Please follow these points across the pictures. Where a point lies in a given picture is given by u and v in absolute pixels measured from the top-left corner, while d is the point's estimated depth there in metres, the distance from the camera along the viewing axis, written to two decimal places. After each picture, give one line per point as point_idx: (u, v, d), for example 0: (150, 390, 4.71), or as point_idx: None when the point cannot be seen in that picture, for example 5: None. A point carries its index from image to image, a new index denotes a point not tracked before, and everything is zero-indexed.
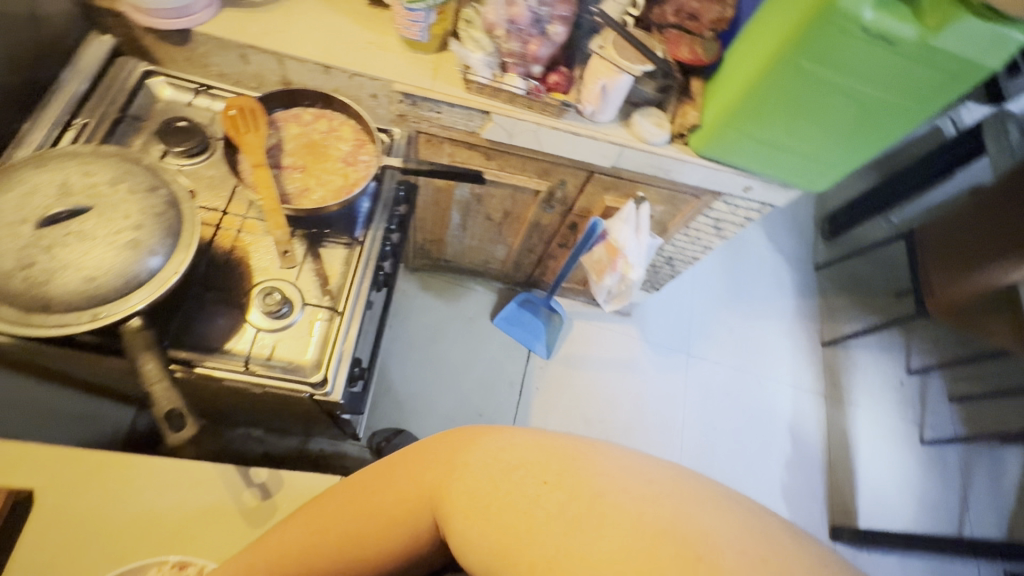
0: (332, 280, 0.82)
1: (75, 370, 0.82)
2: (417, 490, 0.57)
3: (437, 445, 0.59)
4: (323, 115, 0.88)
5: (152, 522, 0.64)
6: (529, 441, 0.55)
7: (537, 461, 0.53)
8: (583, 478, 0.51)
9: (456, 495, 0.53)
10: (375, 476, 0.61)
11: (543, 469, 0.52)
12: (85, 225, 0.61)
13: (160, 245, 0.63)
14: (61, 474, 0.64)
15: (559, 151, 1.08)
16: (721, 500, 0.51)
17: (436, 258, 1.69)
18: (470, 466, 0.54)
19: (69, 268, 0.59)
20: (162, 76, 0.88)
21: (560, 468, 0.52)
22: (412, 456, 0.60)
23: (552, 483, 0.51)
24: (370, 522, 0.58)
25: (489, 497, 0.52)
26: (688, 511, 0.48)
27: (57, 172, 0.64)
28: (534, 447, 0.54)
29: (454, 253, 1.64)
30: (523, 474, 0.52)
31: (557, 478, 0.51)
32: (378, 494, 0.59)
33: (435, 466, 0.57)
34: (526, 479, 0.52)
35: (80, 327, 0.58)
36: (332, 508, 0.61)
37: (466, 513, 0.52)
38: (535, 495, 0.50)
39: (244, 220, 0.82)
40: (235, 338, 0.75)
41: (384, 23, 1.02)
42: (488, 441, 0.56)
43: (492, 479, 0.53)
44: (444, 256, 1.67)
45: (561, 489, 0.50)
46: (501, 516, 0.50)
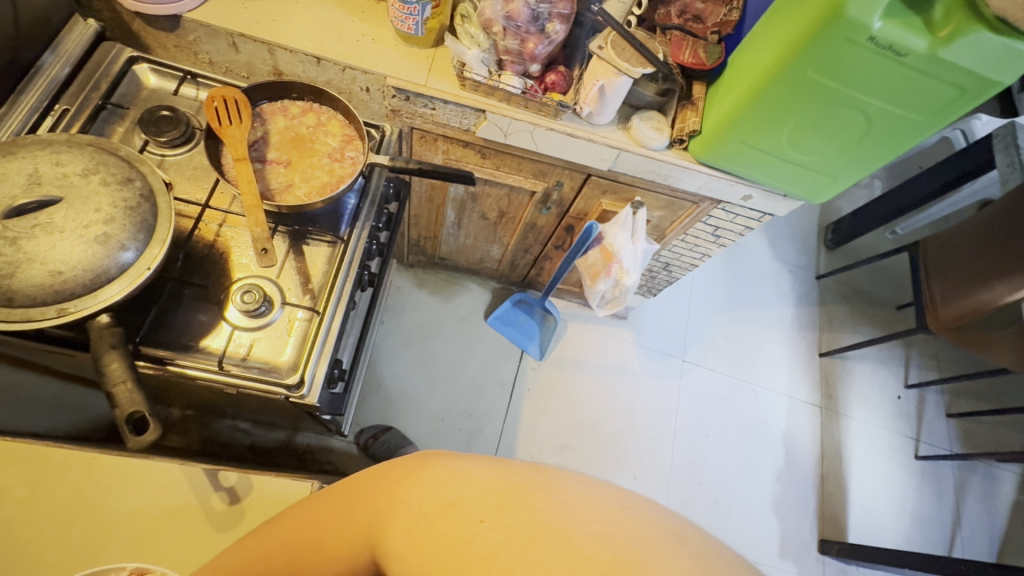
0: (314, 279, 0.80)
1: (47, 361, 0.80)
2: (359, 524, 0.51)
3: (385, 476, 0.54)
4: (310, 109, 0.85)
5: (118, 523, 0.63)
6: (477, 475, 0.48)
7: (481, 496, 0.45)
8: (529, 511, 0.43)
9: (391, 530, 0.46)
10: (322, 508, 0.56)
11: (485, 504, 0.44)
12: (54, 218, 0.59)
13: (131, 239, 0.61)
14: (23, 471, 0.62)
15: (555, 153, 1.06)
16: (693, 545, 0.42)
17: (431, 255, 1.67)
18: (410, 501, 0.47)
19: (35, 262, 0.57)
20: (147, 63, 0.86)
21: (506, 502, 0.44)
22: (358, 487, 0.55)
23: (491, 521, 0.42)
24: (311, 551, 0.53)
25: (423, 537, 0.44)
26: (649, 556, 0.39)
27: (27, 161, 0.61)
28: (482, 481, 0.47)
29: (449, 251, 1.62)
30: (463, 508, 0.44)
31: (499, 514, 0.43)
32: (324, 525, 0.54)
33: (376, 497, 0.51)
34: (465, 516, 0.43)
35: (52, 321, 0.57)
36: (278, 532, 0.57)
37: (399, 559, 0.44)
38: (472, 533, 0.42)
39: (226, 214, 0.80)
40: (210, 335, 0.73)
41: (379, 15, 0.99)
42: (433, 473, 0.49)
43: (429, 516, 0.45)
44: (438, 253, 1.65)
45: (502, 524, 0.42)
46: (433, 561, 0.41)
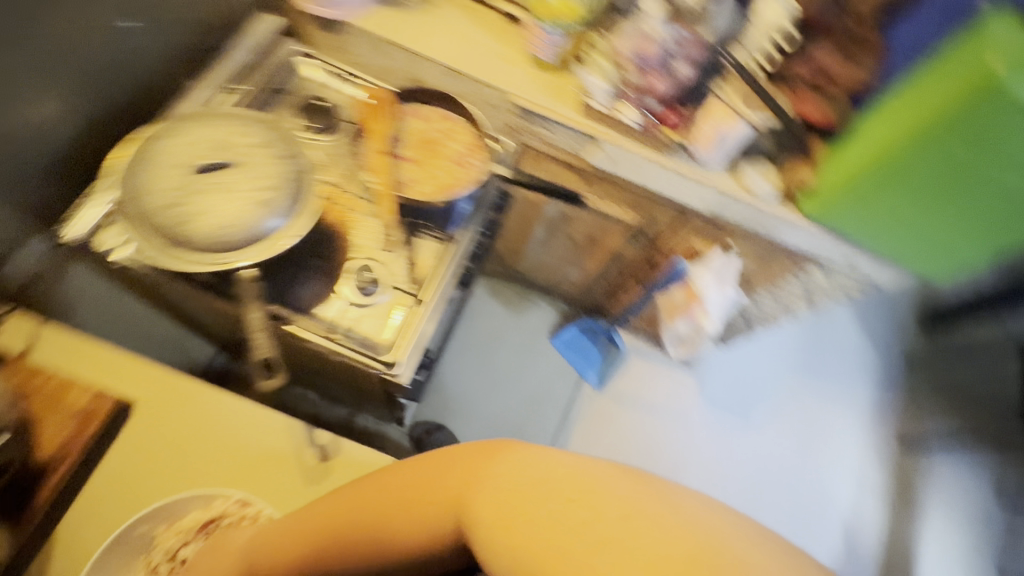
0: (420, 269, 0.86)
1: (182, 303, 0.90)
2: (439, 499, 0.52)
3: (458, 455, 0.54)
4: (443, 115, 0.93)
5: (227, 456, 0.74)
6: (558, 456, 0.50)
7: (570, 477, 0.47)
8: (619, 493, 0.46)
9: (481, 507, 0.48)
10: (392, 478, 0.57)
11: (576, 484, 0.47)
12: (230, 179, 0.69)
13: (281, 208, 0.69)
14: (165, 398, 0.76)
15: (659, 190, 1.06)
16: (767, 538, 0.45)
17: (510, 267, 1.72)
18: (497, 481, 0.49)
19: (207, 216, 0.67)
20: (312, 59, 0.97)
21: (593, 484, 0.47)
22: (429, 461, 0.56)
23: (577, 501, 0.45)
24: (390, 523, 0.54)
25: (514, 510, 0.46)
26: (730, 548, 0.42)
27: (222, 130, 0.73)
28: (566, 463, 0.49)
29: (528, 267, 1.66)
30: (554, 487, 0.47)
31: (588, 494, 0.46)
32: (397, 496, 0.55)
33: (457, 475, 0.52)
34: (557, 495, 0.46)
35: (206, 268, 0.66)
36: (352, 494, 0.58)
37: (493, 534, 0.46)
38: (567, 511, 0.45)
39: (355, 199, 0.87)
40: (323, 305, 0.80)
41: (515, 40, 1.06)
42: (514, 456, 0.51)
43: (518, 490, 0.48)
44: (517, 267, 1.70)
45: (596, 502, 0.45)
46: (535, 536, 0.44)
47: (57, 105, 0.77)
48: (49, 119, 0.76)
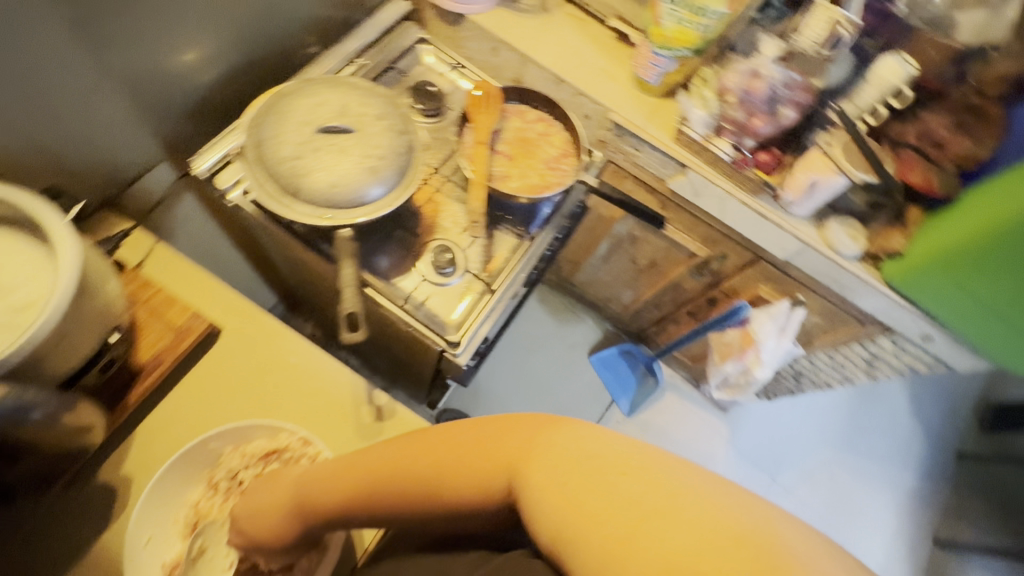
0: (495, 259, 0.89)
1: (270, 250, 0.96)
2: (479, 473, 0.46)
3: (500, 424, 0.48)
4: (543, 118, 0.96)
5: (286, 397, 0.71)
6: (612, 433, 0.44)
7: (628, 455, 0.41)
8: (681, 473, 0.40)
9: (536, 472, 0.43)
10: (422, 440, 0.51)
11: (631, 464, 0.40)
12: (346, 143, 0.73)
13: (387, 179, 0.73)
14: (240, 325, 0.74)
15: (737, 226, 1.07)
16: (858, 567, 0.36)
17: (563, 278, 1.73)
18: (544, 463, 0.43)
19: (321, 173, 0.71)
20: (431, 45, 1.02)
21: (650, 461, 0.41)
22: (464, 427, 0.50)
23: (635, 477, 0.39)
24: (427, 490, 0.49)
25: (567, 478, 0.41)
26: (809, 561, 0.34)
27: (342, 96, 0.77)
28: (617, 440, 0.43)
29: (582, 281, 1.67)
30: (609, 467, 0.40)
31: (646, 470, 0.40)
32: (430, 457, 0.49)
33: (499, 449, 0.46)
34: (613, 474, 0.40)
35: (316, 221, 0.71)
36: (380, 448, 0.53)
37: (541, 516, 0.41)
38: (623, 489, 0.39)
39: (446, 183, 0.91)
40: (403, 276, 0.85)
41: (622, 59, 1.09)
42: (563, 433, 0.44)
43: (574, 460, 0.42)
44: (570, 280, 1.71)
45: (656, 481, 0.39)
46: (586, 519, 0.39)
47: (207, 50, 0.81)
48: (198, 63, 0.81)
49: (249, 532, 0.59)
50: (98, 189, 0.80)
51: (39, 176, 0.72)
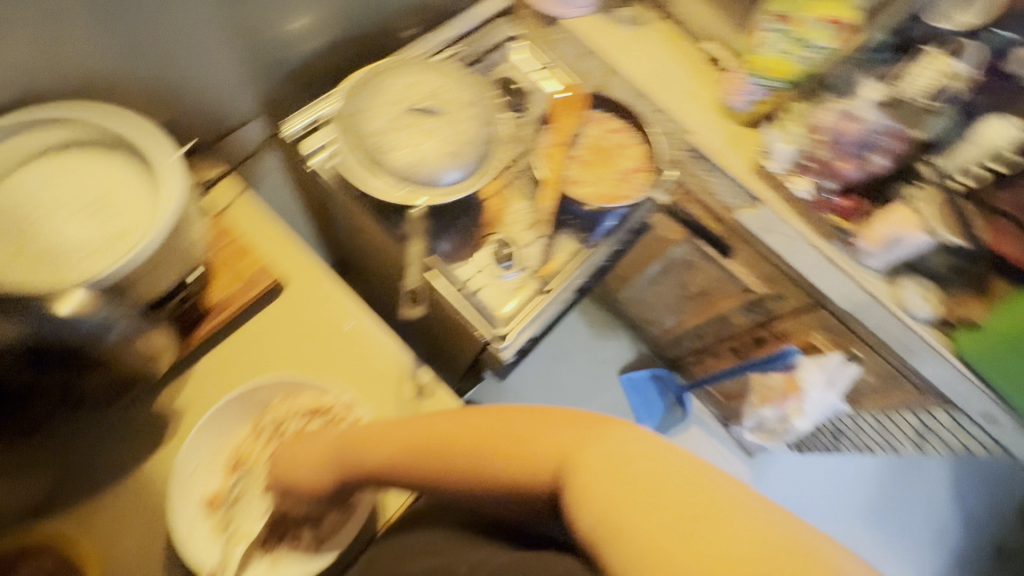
0: (552, 261, 0.89)
1: (332, 218, 0.99)
2: (521, 461, 0.46)
3: (547, 418, 0.48)
4: (624, 130, 0.96)
5: (333, 357, 0.72)
6: (660, 439, 0.44)
7: (677, 463, 0.41)
8: (731, 487, 0.39)
9: (586, 470, 0.42)
10: (465, 421, 0.51)
11: (681, 472, 0.40)
12: (433, 124, 0.76)
13: (466, 164, 0.76)
14: (302, 279, 0.75)
15: (801, 271, 1.01)
16: None
17: (603, 295, 1.69)
18: (590, 461, 0.42)
19: (406, 149, 0.75)
20: (527, 42, 1.02)
21: (699, 472, 0.40)
22: (509, 415, 0.50)
23: (690, 483, 0.39)
24: (467, 470, 0.48)
25: (619, 477, 0.40)
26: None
27: (438, 79, 0.80)
28: (666, 446, 0.43)
29: (623, 300, 1.61)
30: (658, 471, 0.40)
31: (698, 479, 0.39)
32: (472, 437, 0.49)
33: (544, 441, 0.46)
34: (661, 478, 0.39)
35: (389, 196, 0.74)
36: (422, 422, 0.54)
37: (582, 513, 0.41)
38: (672, 493, 0.38)
39: (515, 179, 0.92)
40: (461, 263, 0.86)
41: (710, 82, 1.08)
42: (611, 434, 0.44)
43: (626, 460, 0.41)
44: (610, 298, 1.66)
45: (706, 491, 0.38)
46: (630, 520, 0.38)
47: (314, 19, 0.84)
48: (303, 29, 0.84)
49: (285, 480, 0.59)
50: (196, 135, 0.83)
51: (153, 111, 0.76)
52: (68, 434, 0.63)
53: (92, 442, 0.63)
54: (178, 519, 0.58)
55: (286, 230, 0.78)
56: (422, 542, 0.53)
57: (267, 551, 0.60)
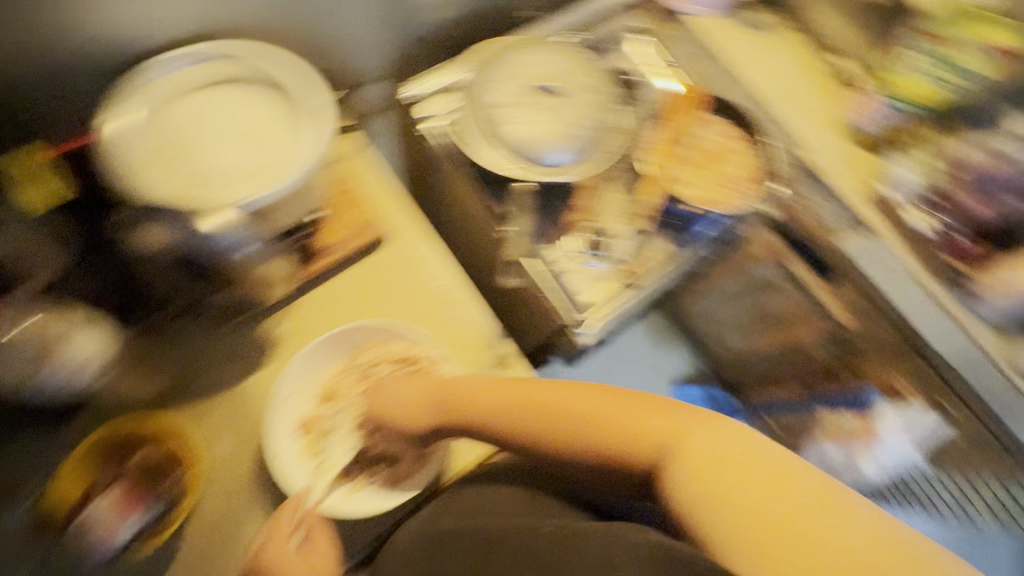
0: (641, 258, 0.88)
1: (426, 184, 1.00)
2: (616, 440, 0.49)
3: (643, 402, 0.51)
4: (739, 136, 0.93)
5: (426, 314, 0.75)
6: (754, 436, 0.45)
7: (774, 460, 0.42)
8: (833, 494, 0.40)
9: (683, 461, 0.44)
10: (562, 393, 0.54)
11: (778, 470, 0.42)
12: (554, 109, 0.83)
13: (578, 149, 0.82)
14: (404, 235, 0.78)
15: (903, 309, 0.90)
16: None
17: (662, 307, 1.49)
18: (689, 449, 0.44)
19: (527, 129, 0.82)
20: (653, 38, 1.01)
21: (799, 474, 0.41)
22: (605, 393, 0.53)
23: (790, 484, 0.41)
24: (563, 442, 0.52)
25: (718, 471, 0.42)
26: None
27: (565, 66, 0.86)
28: (760, 442, 0.44)
29: (681, 311, 1.41)
30: (755, 466, 0.42)
31: (798, 483, 0.41)
32: (570, 410, 0.52)
33: (642, 423, 0.48)
34: (759, 473, 0.42)
35: (495, 166, 0.82)
36: (518, 386, 0.57)
37: (676, 494, 0.43)
38: (767, 488, 0.40)
39: (615, 171, 0.90)
40: (551, 245, 0.86)
41: (836, 101, 1.05)
42: (709, 425, 0.46)
43: (725, 454, 0.43)
44: (668, 308, 1.48)
45: (800, 491, 0.40)
46: (726, 507, 0.40)
47: None
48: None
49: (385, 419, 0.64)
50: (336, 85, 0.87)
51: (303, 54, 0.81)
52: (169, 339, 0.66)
53: (203, 349, 0.68)
54: (270, 438, 0.63)
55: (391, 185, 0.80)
56: (496, 497, 0.55)
57: (347, 480, 0.63)
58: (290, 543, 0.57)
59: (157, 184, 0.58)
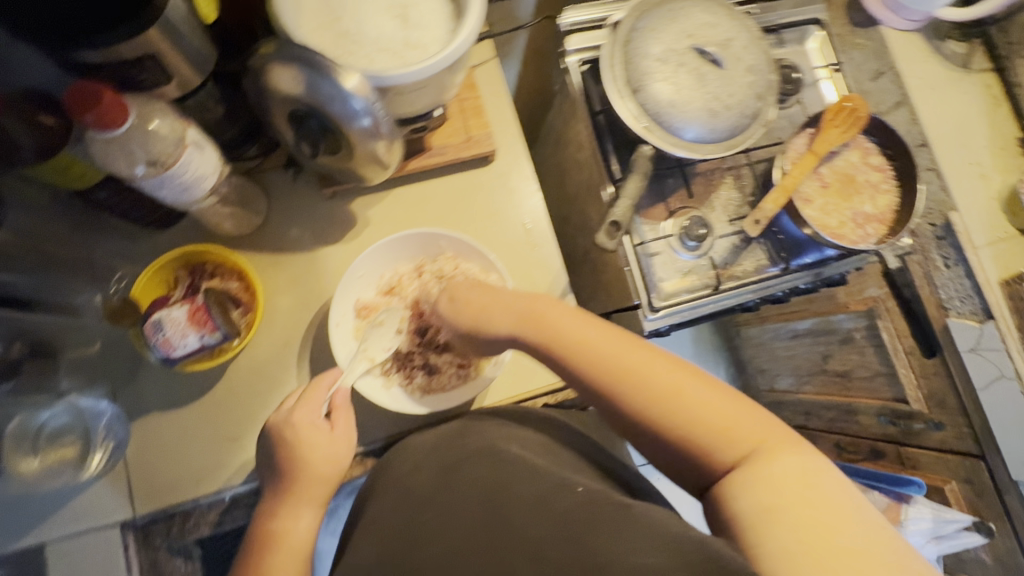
0: (737, 266, 0.83)
1: (549, 124, 0.99)
2: (698, 430, 0.46)
3: (733, 400, 0.47)
4: (884, 170, 0.84)
5: (506, 244, 0.74)
6: (827, 467, 0.43)
7: (840, 494, 0.40)
8: (895, 551, 0.37)
9: (749, 481, 0.42)
10: (650, 362, 0.49)
11: (842, 508, 0.39)
12: (707, 76, 0.70)
13: (717, 132, 0.70)
14: (509, 160, 0.76)
15: (993, 412, 0.84)
16: None
17: (724, 324, 1.48)
18: (759, 470, 0.43)
19: (668, 87, 0.70)
20: (824, 32, 0.90)
21: (862, 521, 0.39)
22: (689, 372, 0.49)
23: (853, 531, 0.38)
24: (632, 412, 0.49)
25: (784, 501, 0.40)
26: None
27: (734, 31, 0.74)
28: (828, 475, 0.42)
29: (742, 336, 1.41)
30: (824, 497, 0.40)
31: (861, 530, 0.38)
32: (653, 383, 0.48)
33: (729, 425, 0.46)
34: (824, 505, 0.39)
35: (631, 124, 0.70)
36: (606, 337, 0.52)
37: (736, 502, 0.42)
38: (827, 519, 0.38)
39: (744, 166, 0.86)
40: (651, 222, 0.83)
41: (1011, 166, 0.92)
42: (798, 450, 0.44)
43: (795, 487, 0.41)
44: (730, 328, 1.46)
45: (864, 542, 0.37)
46: (785, 525, 0.39)
47: None
48: None
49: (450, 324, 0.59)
50: None
51: None
52: (257, 189, 0.68)
53: (289, 208, 0.70)
54: (334, 309, 0.64)
55: (511, 108, 0.78)
56: (522, 436, 0.54)
57: (383, 372, 0.64)
58: (314, 414, 0.56)
59: (320, 45, 0.57)
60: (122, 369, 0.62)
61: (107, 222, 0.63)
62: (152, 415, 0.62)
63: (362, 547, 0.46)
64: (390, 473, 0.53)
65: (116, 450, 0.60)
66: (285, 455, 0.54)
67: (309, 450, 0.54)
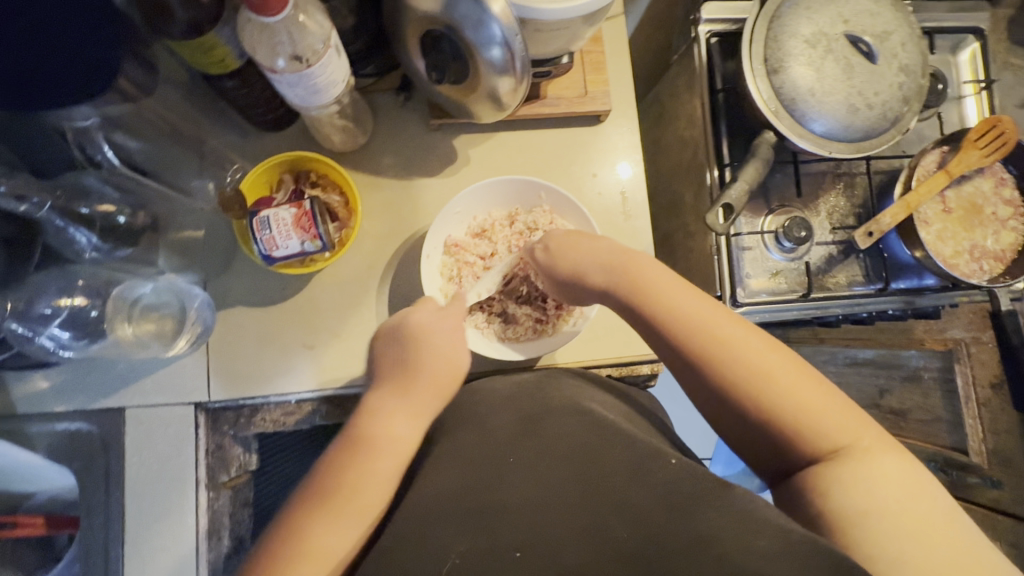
0: (830, 277, 0.79)
1: (657, 96, 0.95)
2: (796, 420, 0.46)
3: (834, 396, 0.47)
4: (1015, 206, 0.77)
5: (602, 207, 0.72)
6: (915, 467, 0.44)
7: (931, 496, 0.42)
8: (979, 546, 0.41)
9: (846, 480, 0.43)
10: (753, 345, 0.48)
11: (934, 510, 0.42)
12: (855, 68, 0.65)
13: (849, 130, 0.66)
14: (622, 122, 0.73)
15: None
16: None
17: None
18: (855, 471, 0.43)
19: (810, 74, 0.65)
20: (977, 45, 0.81)
21: (950, 520, 0.41)
22: (791, 361, 0.48)
23: (944, 531, 0.41)
24: (725, 390, 0.48)
25: (882, 502, 0.42)
26: None
27: (895, 25, 0.68)
28: (918, 477, 0.44)
29: None
30: (917, 501, 0.42)
31: (949, 530, 0.41)
32: (755, 365, 0.47)
33: (819, 408, 0.46)
34: (916, 510, 0.41)
35: (760, 105, 0.66)
36: (710, 311, 0.51)
37: (835, 500, 0.43)
38: (920, 521, 0.41)
39: (861, 174, 0.81)
40: (751, 215, 0.80)
41: None
42: (891, 452, 0.45)
43: (892, 491, 0.42)
44: None
45: (953, 542, 0.40)
46: (884, 526, 0.41)
47: None
48: None
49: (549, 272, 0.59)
50: None
51: None
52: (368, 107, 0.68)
53: (393, 133, 0.69)
54: (428, 241, 0.64)
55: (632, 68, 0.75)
56: (600, 398, 0.53)
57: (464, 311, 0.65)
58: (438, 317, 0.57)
59: None
60: (215, 256, 0.65)
61: (226, 111, 0.64)
62: (236, 307, 0.64)
63: (441, 474, 0.46)
64: (467, 408, 0.54)
65: (202, 334, 0.62)
66: (405, 359, 0.54)
67: (430, 356, 0.54)
